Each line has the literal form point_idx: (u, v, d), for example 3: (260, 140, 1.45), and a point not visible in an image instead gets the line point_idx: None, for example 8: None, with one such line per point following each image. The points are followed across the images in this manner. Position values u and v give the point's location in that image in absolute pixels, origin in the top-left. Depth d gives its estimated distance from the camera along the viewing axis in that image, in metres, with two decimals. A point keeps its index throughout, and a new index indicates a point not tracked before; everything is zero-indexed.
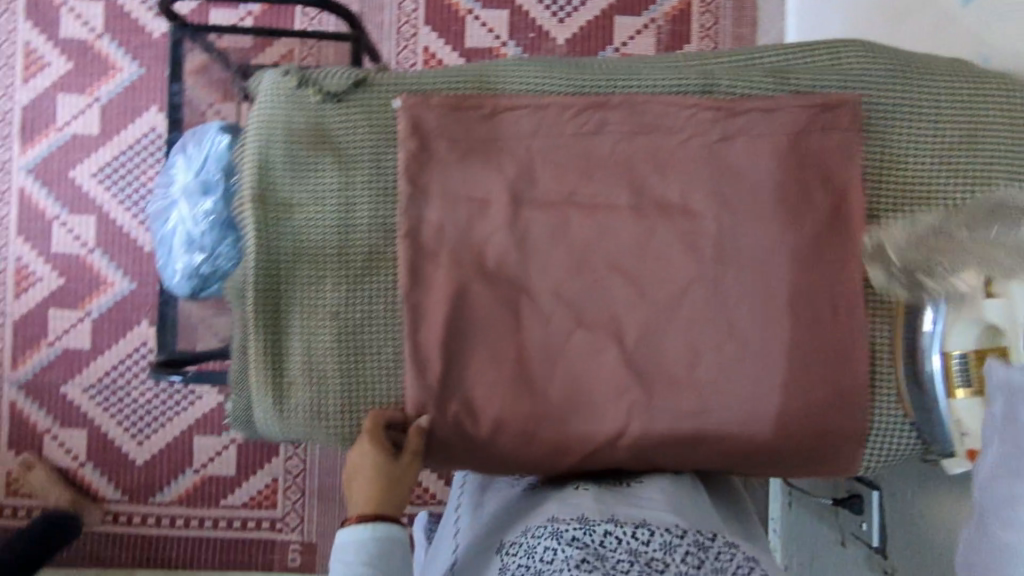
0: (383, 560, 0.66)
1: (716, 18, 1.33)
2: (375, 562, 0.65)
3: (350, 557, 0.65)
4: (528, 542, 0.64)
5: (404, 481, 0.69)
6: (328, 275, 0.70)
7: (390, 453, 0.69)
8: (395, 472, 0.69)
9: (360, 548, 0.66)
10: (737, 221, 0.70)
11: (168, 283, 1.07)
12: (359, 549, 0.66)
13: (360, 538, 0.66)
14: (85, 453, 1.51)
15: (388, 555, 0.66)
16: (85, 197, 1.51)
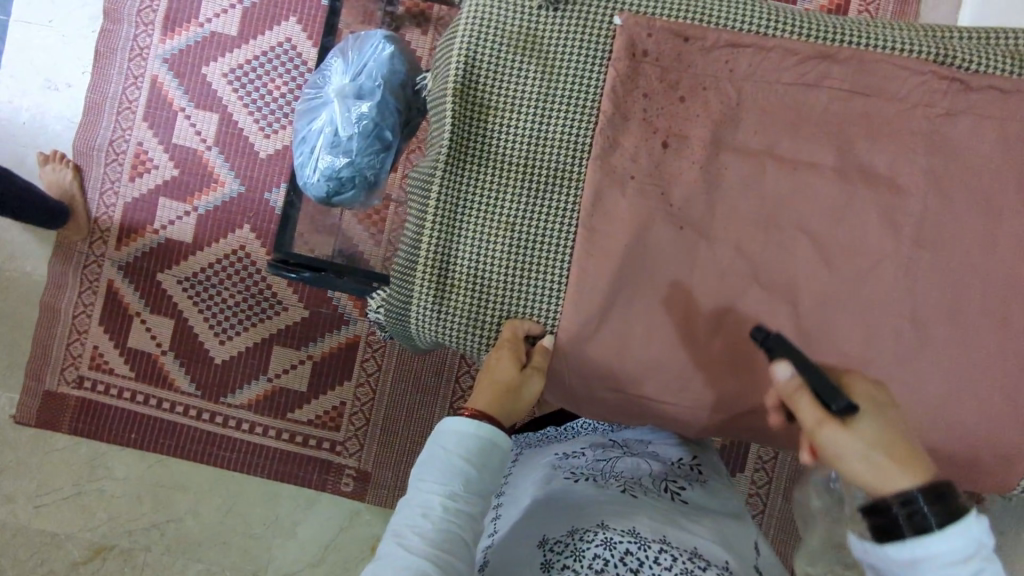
0: (484, 464, 0.61)
1: None
2: (476, 461, 0.60)
3: (453, 449, 0.60)
4: (578, 544, 0.71)
5: (527, 391, 0.67)
6: (514, 182, 0.69)
7: (519, 362, 0.66)
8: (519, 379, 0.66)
9: (467, 443, 0.61)
10: (943, 203, 0.67)
11: (302, 183, 1.06)
12: (466, 444, 0.61)
13: (467, 433, 0.61)
14: (169, 341, 1.48)
15: (490, 457, 0.62)
16: (211, 95, 1.47)
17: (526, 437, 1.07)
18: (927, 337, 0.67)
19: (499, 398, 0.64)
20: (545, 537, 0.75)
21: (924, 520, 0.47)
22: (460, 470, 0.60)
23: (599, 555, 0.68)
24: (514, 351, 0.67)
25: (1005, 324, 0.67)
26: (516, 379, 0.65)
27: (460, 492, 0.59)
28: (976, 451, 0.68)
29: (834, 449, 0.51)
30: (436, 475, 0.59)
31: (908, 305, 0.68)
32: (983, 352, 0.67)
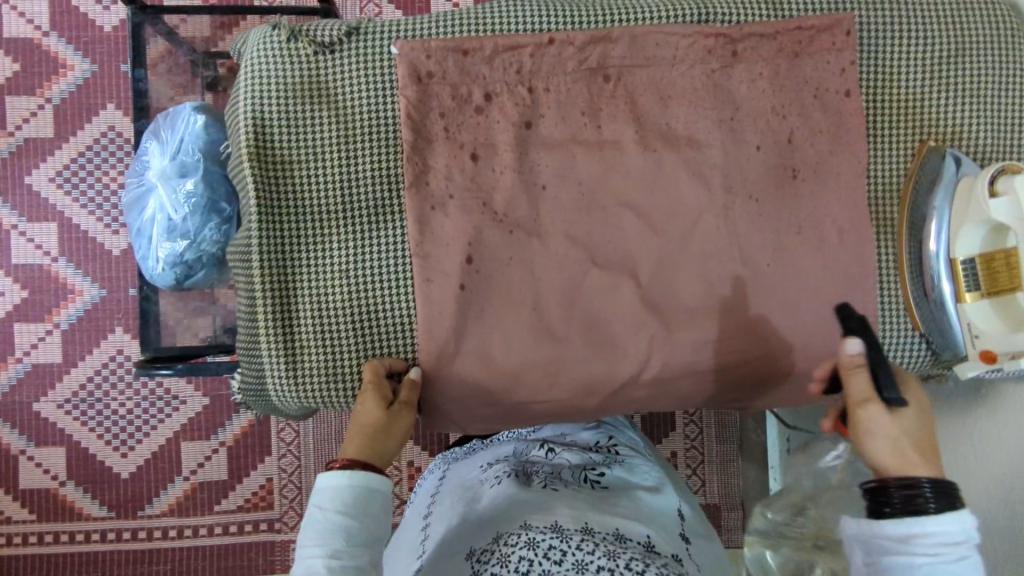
0: (363, 511, 0.59)
1: None
2: (354, 509, 0.58)
3: (328, 505, 0.58)
4: (503, 549, 0.71)
5: (399, 428, 0.65)
6: (336, 230, 0.68)
7: (385, 402, 0.65)
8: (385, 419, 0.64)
9: (340, 495, 0.59)
10: (740, 148, 0.72)
11: (148, 275, 1.01)
12: (338, 496, 0.59)
13: (339, 485, 0.59)
14: (65, 471, 1.44)
15: (368, 503, 0.60)
16: (43, 204, 1.43)
17: (454, 452, 1.07)
18: (758, 272, 0.72)
19: (370, 444, 0.62)
20: (472, 548, 0.74)
21: (924, 503, 0.53)
22: (338, 524, 0.57)
23: (524, 556, 0.68)
24: (377, 391, 0.65)
25: (822, 242, 0.72)
26: (382, 421, 0.64)
27: (341, 547, 0.56)
28: (829, 363, 0.73)
29: (873, 425, 0.58)
30: (315, 537, 0.57)
31: (733, 252, 0.71)
32: (811, 274, 0.72)
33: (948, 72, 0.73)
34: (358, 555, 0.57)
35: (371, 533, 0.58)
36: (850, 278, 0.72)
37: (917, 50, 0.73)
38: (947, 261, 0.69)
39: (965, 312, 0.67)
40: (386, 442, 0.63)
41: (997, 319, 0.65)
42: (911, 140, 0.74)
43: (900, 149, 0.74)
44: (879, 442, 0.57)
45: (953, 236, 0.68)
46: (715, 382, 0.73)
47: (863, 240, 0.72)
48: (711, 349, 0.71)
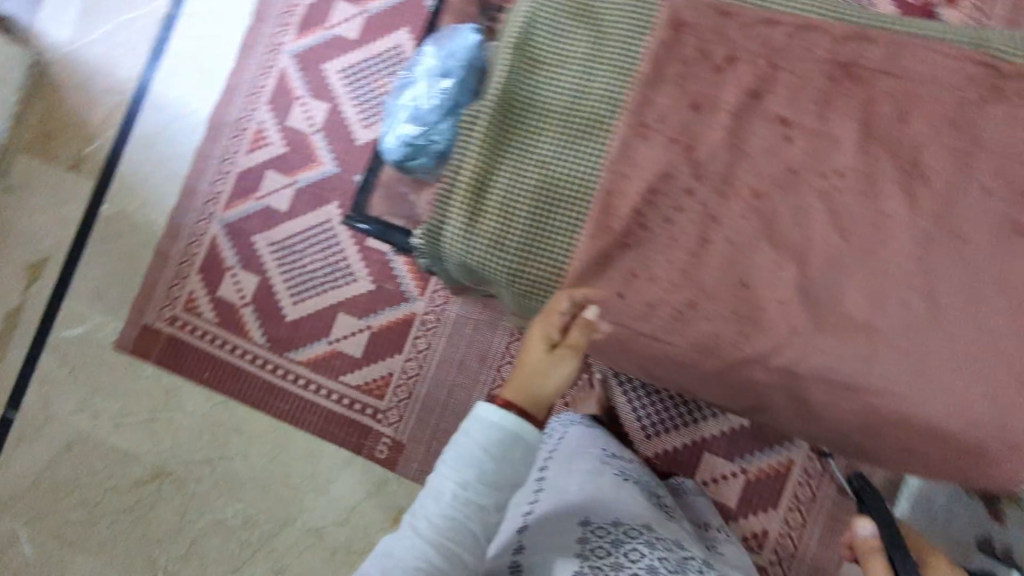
0: (505, 456, 0.67)
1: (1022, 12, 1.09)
2: (496, 454, 0.66)
3: (467, 437, 0.67)
4: (620, 536, 0.84)
5: (561, 369, 0.71)
6: (552, 126, 0.77)
7: (549, 343, 0.71)
8: (550, 358, 0.71)
9: (491, 433, 0.66)
10: (967, 183, 0.68)
11: (384, 147, 1.20)
12: (490, 433, 0.67)
13: (494, 422, 0.67)
14: (252, 296, 1.53)
15: (509, 451, 0.67)
16: (328, 88, 1.56)
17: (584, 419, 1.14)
18: (942, 311, 0.67)
19: (529, 392, 0.70)
20: (586, 518, 0.86)
21: None
22: (478, 459, 0.66)
23: (637, 549, 0.82)
24: (550, 327, 0.71)
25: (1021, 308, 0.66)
26: (544, 362, 0.70)
27: (470, 482, 0.66)
28: (979, 435, 0.66)
29: None
30: (453, 462, 0.67)
31: (918, 279, 0.68)
32: (997, 336, 0.66)
33: None
34: (484, 496, 0.66)
35: (503, 478, 0.67)
36: None
37: None
38: None
39: None
40: (546, 382, 0.70)
41: None
42: None
43: None
44: None
45: None
46: (844, 400, 0.69)
47: None
48: (859, 364, 0.68)
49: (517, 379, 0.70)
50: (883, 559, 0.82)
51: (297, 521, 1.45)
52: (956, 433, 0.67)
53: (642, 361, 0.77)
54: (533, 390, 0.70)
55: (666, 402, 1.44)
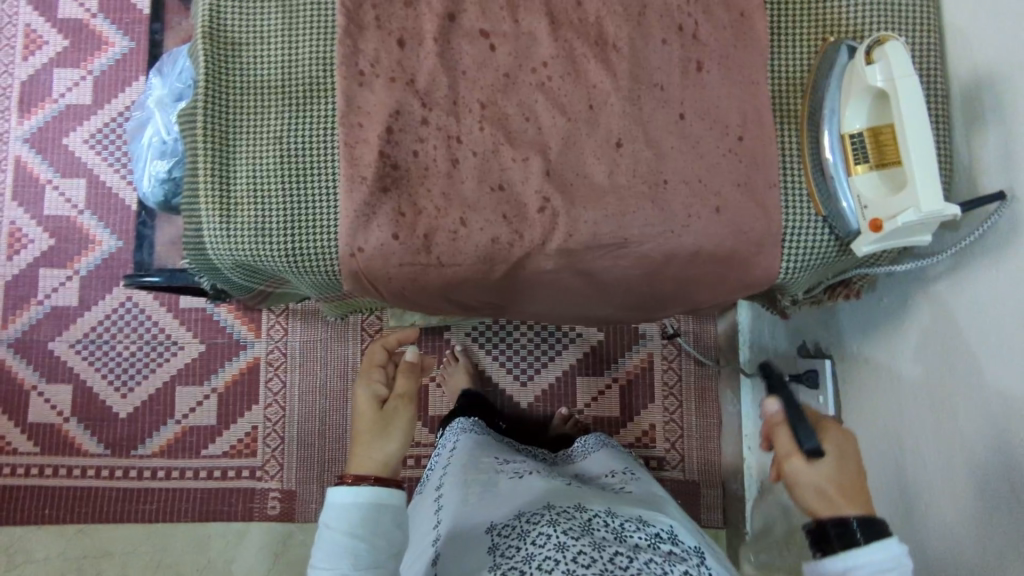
0: (371, 530, 0.71)
1: None
2: (361, 532, 0.70)
3: (335, 526, 0.70)
4: (525, 526, 0.72)
5: (399, 421, 0.78)
6: (275, 102, 0.77)
7: (378, 402, 0.79)
8: (384, 412, 0.78)
9: (349, 516, 0.70)
10: (647, 40, 0.77)
11: (141, 193, 1.13)
12: (348, 515, 0.71)
13: (349, 502, 0.71)
14: (70, 408, 1.52)
15: (373, 522, 0.71)
16: (76, 162, 1.59)
17: (475, 421, 1.11)
18: (666, 153, 0.75)
19: (376, 456, 0.74)
20: (492, 522, 0.76)
21: (852, 536, 0.62)
22: (346, 548, 0.69)
23: (544, 532, 0.69)
24: (373, 389, 0.80)
25: (726, 129, 0.76)
26: (379, 417, 0.77)
27: (347, 573, 0.68)
28: (733, 246, 0.75)
29: (796, 474, 0.67)
30: (324, 561, 0.69)
31: (638, 133, 0.76)
32: (715, 157, 0.75)
33: None
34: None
35: (379, 552, 0.70)
36: (752, 161, 0.75)
37: None
38: (837, 135, 0.72)
39: (855, 185, 0.70)
40: (387, 432, 0.76)
41: (883, 187, 0.68)
42: (815, 37, 0.78)
43: (804, 47, 0.78)
44: (804, 489, 0.66)
45: (843, 111, 0.71)
46: (621, 260, 0.76)
47: (765, 128, 0.76)
48: (616, 220, 0.74)
49: (359, 448, 0.75)
50: (788, 431, 0.69)
51: None
52: (717, 250, 0.75)
53: (438, 292, 0.78)
54: (381, 451, 0.75)
55: (525, 344, 1.48)
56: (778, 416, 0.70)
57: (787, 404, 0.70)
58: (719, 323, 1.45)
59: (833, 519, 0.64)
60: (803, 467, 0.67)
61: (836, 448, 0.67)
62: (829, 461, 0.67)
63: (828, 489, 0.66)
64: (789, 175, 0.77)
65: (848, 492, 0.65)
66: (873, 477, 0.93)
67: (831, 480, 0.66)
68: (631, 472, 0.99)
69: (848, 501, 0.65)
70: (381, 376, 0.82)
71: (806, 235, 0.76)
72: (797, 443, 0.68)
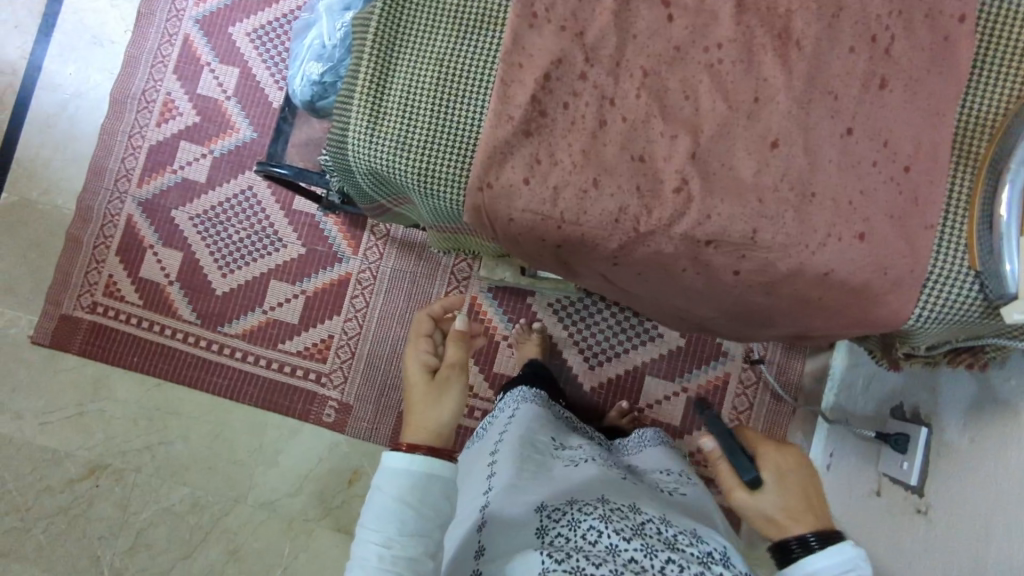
0: (417, 499, 0.74)
1: None
2: (411, 501, 0.73)
3: (387, 490, 0.74)
4: (575, 514, 0.70)
5: (447, 391, 0.88)
6: (444, 24, 0.78)
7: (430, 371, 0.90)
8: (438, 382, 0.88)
9: (401, 483, 0.74)
10: (834, 44, 0.73)
11: (292, 92, 1.19)
12: (399, 482, 0.74)
13: (401, 469, 0.75)
14: (176, 273, 1.65)
15: (422, 490, 0.75)
16: (235, 52, 1.70)
17: (536, 394, 1.11)
18: (822, 164, 0.71)
19: (429, 424, 0.83)
20: (542, 502, 0.74)
21: (808, 544, 0.74)
22: (394, 511, 0.72)
23: (594, 527, 0.68)
24: (426, 359, 0.91)
25: (894, 156, 0.71)
26: (432, 386, 0.88)
27: (393, 537, 0.71)
28: (868, 277, 0.71)
29: (742, 504, 0.82)
30: (373, 522, 0.72)
31: (798, 137, 0.72)
32: (874, 182, 0.71)
33: None
34: (408, 546, 0.71)
35: (425, 520, 0.73)
36: (911, 197, 0.70)
37: None
38: (1020, 189, 0.65)
39: None
40: (438, 401, 0.86)
41: None
42: (1022, 82, 0.72)
43: (1006, 90, 0.72)
44: (756, 515, 0.80)
45: None
46: (743, 262, 0.73)
47: (936, 165, 0.71)
48: (751, 221, 0.71)
49: (414, 416, 0.83)
50: (726, 465, 0.84)
51: (248, 496, 1.55)
52: (848, 276, 0.71)
53: (551, 248, 0.78)
54: (433, 419, 0.84)
55: (603, 330, 1.46)
56: (717, 451, 0.86)
57: (721, 438, 0.85)
58: (809, 360, 1.38)
59: (794, 536, 0.76)
60: (745, 497, 0.81)
61: (775, 477, 0.81)
62: (773, 492, 0.80)
63: (773, 515, 0.79)
64: (950, 219, 0.71)
65: (793, 516, 0.78)
66: (942, 560, 0.87)
67: (777, 506, 0.79)
68: (686, 476, 0.97)
69: (807, 519, 0.77)
70: (428, 346, 0.93)
71: (951, 286, 0.71)
72: (737, 475, 0.82)
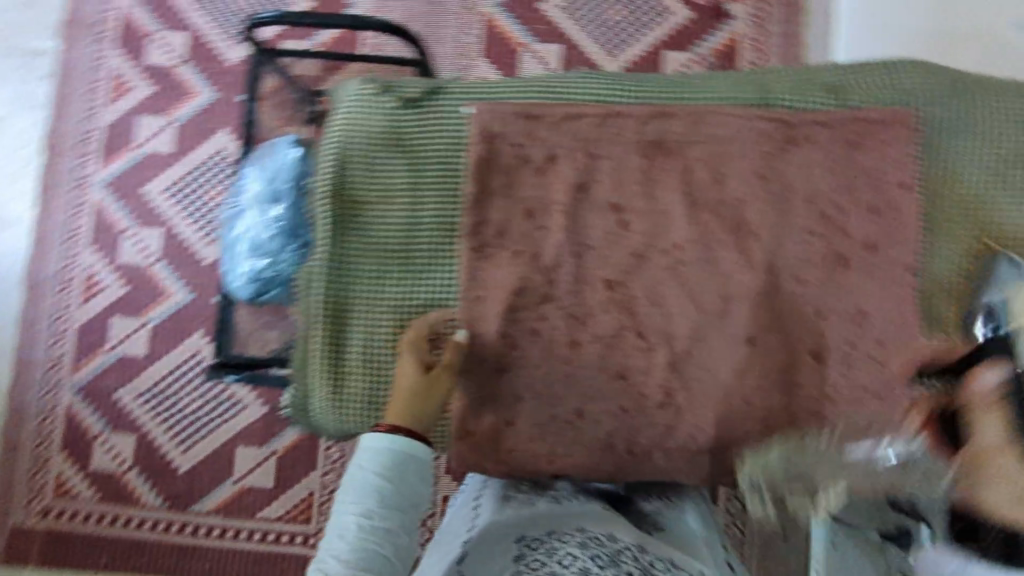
0: (396, 476, 0.68)
1: (765, 34, 1.48)
2: (388, 478, 0.68)
3: (368, 466, 0.68)
4: (554, 541, 0.74)
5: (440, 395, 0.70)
6: (393, 271, 0.74)
7: (421, 368, 0.70)
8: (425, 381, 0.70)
9: (379, 460, 0.68)
10: (792, 230, 0.73)
11: (230, 287, 1.12)
12: (378, 460, 0.68)
13: (378, 448, 0.69)
14: (132, 457, 1.45)
15: (403, 471, 0.69)
16: (153, 211, 1.48)
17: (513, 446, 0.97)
18: (795, 354, 0.72)
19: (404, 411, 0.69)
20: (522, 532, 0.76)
21: None
22: (373, 486, 0.68)
23: (571, 552, 0.72)
24: (414, 356, 0.71)
25: (863, 334, 0.72)
26: (418, 385, 0.69)
27: (371, 509, 0.67)
28: (860, 461, 0.72)
29: None
30: (349, 495, 0.68)
31: (771, 329, 0.72)
32: (850, 364, 0.72)
33: (1012, 175, 0.74)
34: (385, 518, 0.67)
35: (400, 503, 0.68)
36: (890, 373, 0.72)
37: (979, 151, 0.74)
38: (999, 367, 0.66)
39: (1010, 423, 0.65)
40: (423, 405, 0.69)
41: None
42: (972, 238, 0.74)
43: (957, 249, 0.74)
44: None
45: None
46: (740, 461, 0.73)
47: (911, 335, 0.71)
48: (741, 423, 0.72)
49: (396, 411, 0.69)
50: None
51: None
52: (837, 461, 0.72)
53: (543, 476, 0.75)
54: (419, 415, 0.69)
55: None
56: None
57: None
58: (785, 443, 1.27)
59: None
60: None
61: None
62: None
63: None
64: (934, 392, 0.72)
65: None
66: None
67: None
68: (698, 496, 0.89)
69: None
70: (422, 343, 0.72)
71: None
72: None
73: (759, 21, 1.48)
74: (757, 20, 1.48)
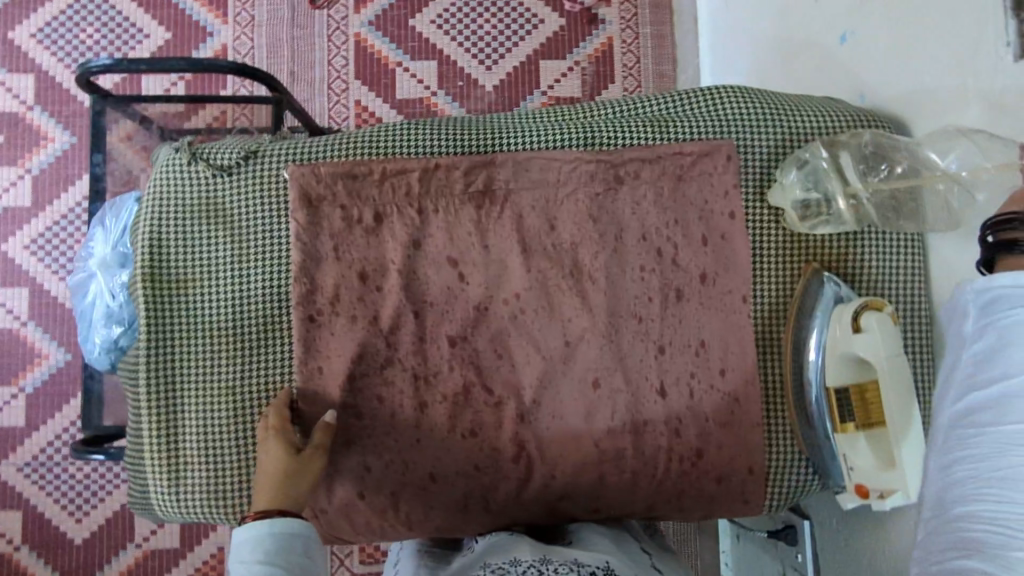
0: (281, 557, 0.58)
1: (637, 55, 1.38)
2: (269, 558, 0.57)
3: (245, 557, 0.57)
4: None
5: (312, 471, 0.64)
6: (222, 350, 0.70)
7: (290, 448, 0.65)
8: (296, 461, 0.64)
9: (256, 545, 0.57)
10: (624, 269, 0.73)
11: (87, 359, 1.02)
12: (254, 547, 0.58)
13: (249, 538, 0.58)
14: (20, 535, 1.28)
15: (287, 550, 0.58)
16: (15, 269, 1.30)
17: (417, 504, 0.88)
18: (643, 391, 0.73)
19: (277, 487, 0.62)
20: None
21: None
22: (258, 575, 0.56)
23: None
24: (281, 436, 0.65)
25: (706, 365, 0.73)
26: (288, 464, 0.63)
27: None
28: (714, 489, 0.73)
29: None
30: None
31: (616, 369, 0.73)
32: (696, 395, 0.73)
33: None
34: None
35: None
36: (734, 401, 0.73)
37: None
38: (824, 387, 0.69)
39: (843, 443, 0.67)
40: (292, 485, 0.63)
41: (870, 453, 0.65)
42: (800, 258, 0.75)
43: (787, 272, 0.75)
44: None
45: (827, 363, 0.68)
46: (598, 502, 0.73)
47: (747, 361, 0.73)
48: (595, 468, 0.72)
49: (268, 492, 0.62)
50: None
51: None
52: (693, 492, 0.74)
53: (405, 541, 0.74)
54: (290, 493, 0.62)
55: None
56: None
57: None
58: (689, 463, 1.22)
59: None
60: None
61: None
62: None
63: None
64: (774, 414, 0.75)
65: None
66: None
67: None
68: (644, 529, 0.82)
69: None
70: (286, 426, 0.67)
71: (790, 472, 0.75)
72: None
73: (630, 24, 1.38)
74: (628, 21, 1.38)
